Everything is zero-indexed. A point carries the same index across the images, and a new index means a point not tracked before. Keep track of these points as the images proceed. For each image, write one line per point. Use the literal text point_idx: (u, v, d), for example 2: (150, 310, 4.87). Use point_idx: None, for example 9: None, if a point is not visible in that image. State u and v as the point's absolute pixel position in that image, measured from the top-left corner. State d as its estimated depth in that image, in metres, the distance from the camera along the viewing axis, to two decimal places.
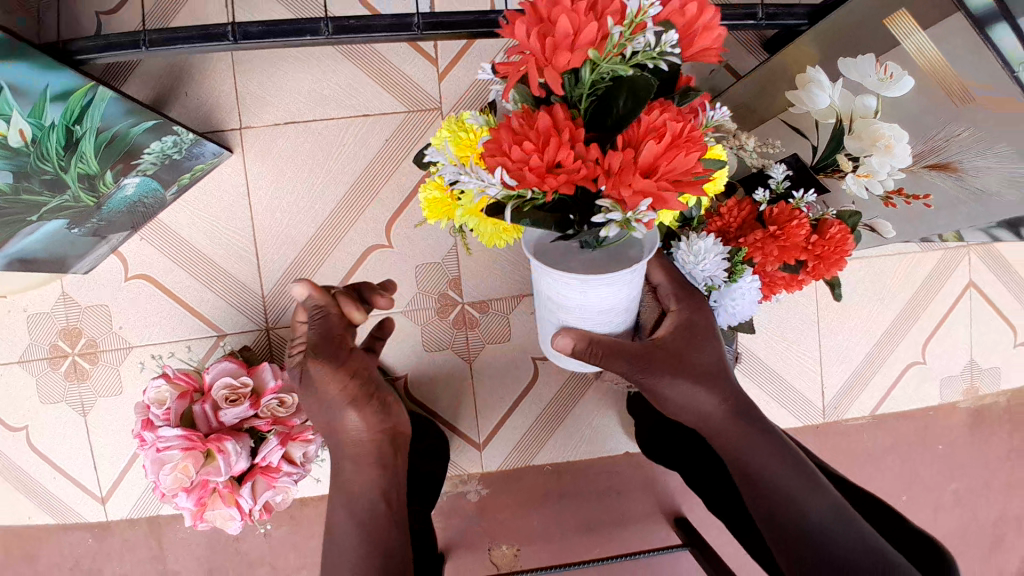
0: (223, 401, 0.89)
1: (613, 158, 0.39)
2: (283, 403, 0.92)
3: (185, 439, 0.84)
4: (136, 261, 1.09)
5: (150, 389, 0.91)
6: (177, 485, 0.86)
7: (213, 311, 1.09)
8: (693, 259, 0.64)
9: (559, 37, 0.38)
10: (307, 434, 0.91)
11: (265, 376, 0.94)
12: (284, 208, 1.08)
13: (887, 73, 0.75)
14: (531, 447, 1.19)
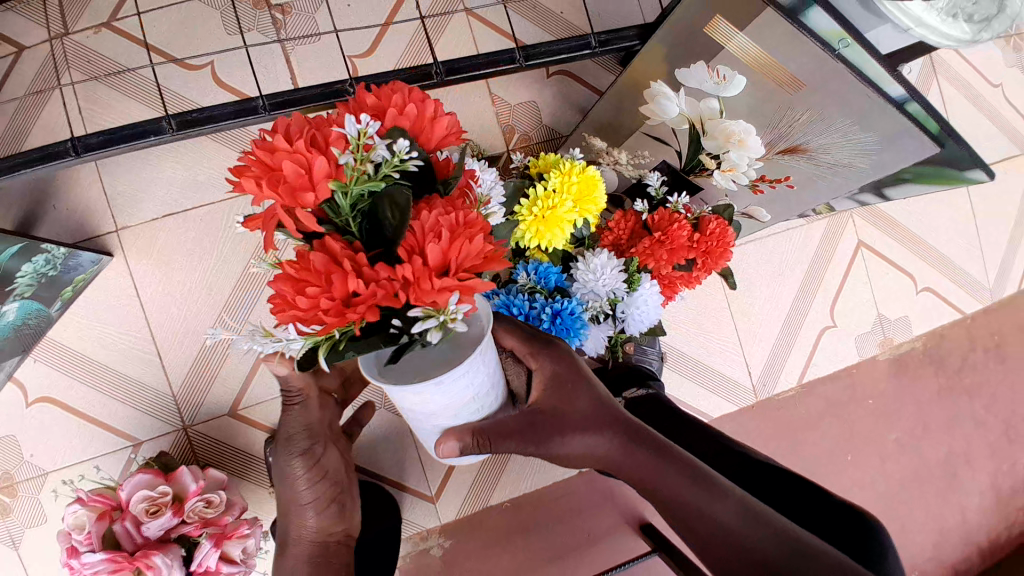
0: (143, 515, 0.83)
1: (403, 270, 0.39)
2: (212, 502, 0.87)
3: (110, 562, 0.79)
4: (34, 386, 1.04)
5: (67, 513, 0.85)
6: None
7: (124, 422, 1.04)
8: (594, 273, 0.85)
9: (291, 181, 0.38)
10: (243, 530, 0.86)
11: (186, 480, 0.88)
12: (181, 301, 1.06)
13: (720, 76, 0.78)
14: (484, 487, 1.18)
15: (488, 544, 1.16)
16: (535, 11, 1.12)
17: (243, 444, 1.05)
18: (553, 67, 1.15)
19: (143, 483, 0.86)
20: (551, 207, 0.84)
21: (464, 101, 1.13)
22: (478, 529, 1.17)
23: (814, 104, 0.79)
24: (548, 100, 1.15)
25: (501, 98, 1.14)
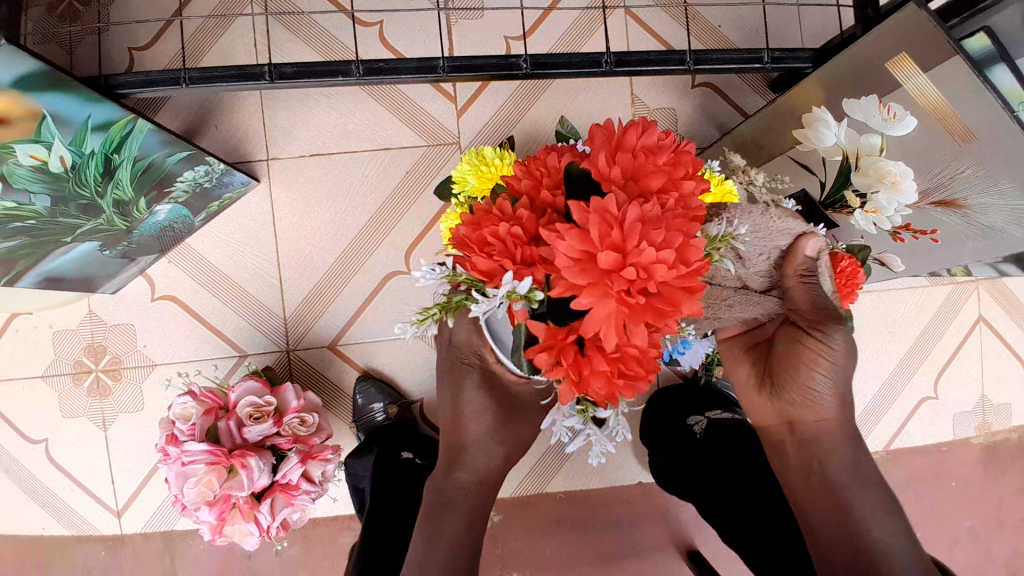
0: (247, 419, 0.91)
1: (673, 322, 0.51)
2: (304, 422, 0.95)
3: (210, 454, 0.85)
4: (163, 282, 1.13)
5: (175, 404, 0.92)
6: (200, 498, 0.86)
7: (238, 333, 1.14)
8: None
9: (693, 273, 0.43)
10: (326, 453, 0.94)
11: (288, 396, 0.96)
12: (307, 235, 1.14)
13: (890, 113, 0.79)
14: (545, 474, 1.19)
15: (534, 529, 1.19)
16: (693, 22, 1.13)
17: (336, 377, 1.15)
18: (698, 80, 1.16)
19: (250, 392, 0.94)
20: None
21: (604, 98, 1.15)
22: (527, 513, 1.19)
23: (982, 160, 0.76)
24: (688, 114, 1.16)
25: (639, 100, 1.16)
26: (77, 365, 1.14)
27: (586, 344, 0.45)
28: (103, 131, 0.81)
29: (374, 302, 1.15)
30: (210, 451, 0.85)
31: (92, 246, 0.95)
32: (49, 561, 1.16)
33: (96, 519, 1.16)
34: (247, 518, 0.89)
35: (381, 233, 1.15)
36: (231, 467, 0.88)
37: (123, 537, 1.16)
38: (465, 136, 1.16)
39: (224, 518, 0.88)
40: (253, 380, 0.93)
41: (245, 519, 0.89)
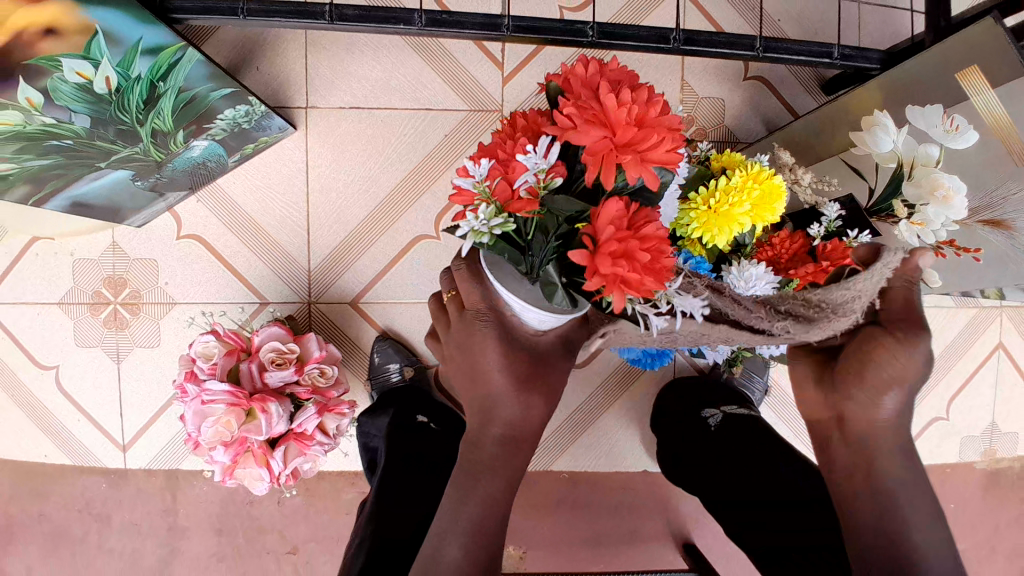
0: (270, 364, 0.90)
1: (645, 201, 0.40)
2: (324, 374, 0.95)
3: (231, 395, 0.84)
4: (189, 221, 1.12)
5: (198, 341, 0.91)
6: (216, 439, 0.86)
7: (261, 280, 1.13)
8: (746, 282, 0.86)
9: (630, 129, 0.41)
10: (343, 408, 0.93)
11: (311, 346, 0.96)
12: (340, 189, 1.13)
13: (953, 124, 0.77)
14: (550, 452, 1.20)
15: (533, 505, 1.20)
16: (752, 13, 1.11)
17: (354, 336, 1.15)
18: (751, 73, 1.14)
19: (274, 338, 0.94)
20: (728, 204, 0.84)
21: (655, 81, 1.14)
22: (529, 490, 1.20)
23: None
24: (738, 108, 1.15)
25: (689, 87, 1.14)
26: (95, 295, 1.13)
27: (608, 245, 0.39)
28: (152, 56, 0.79)
29: (399, 263, 1.15)
30: (231, 391, 0.85)
31: (125, 174, 0.93)
32: (48, 488, 1.16)
33: (100, 452, 1.16)
34: (257, 463, 0.88)
35: (415, 194, 1.14)
36: (250, 410, 0.87)
37: (126, 472, 1.16)
38: (508, 104, 1.14)
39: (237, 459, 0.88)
40: (277, 326, 0.93)
41: (256, 463, 0.88)
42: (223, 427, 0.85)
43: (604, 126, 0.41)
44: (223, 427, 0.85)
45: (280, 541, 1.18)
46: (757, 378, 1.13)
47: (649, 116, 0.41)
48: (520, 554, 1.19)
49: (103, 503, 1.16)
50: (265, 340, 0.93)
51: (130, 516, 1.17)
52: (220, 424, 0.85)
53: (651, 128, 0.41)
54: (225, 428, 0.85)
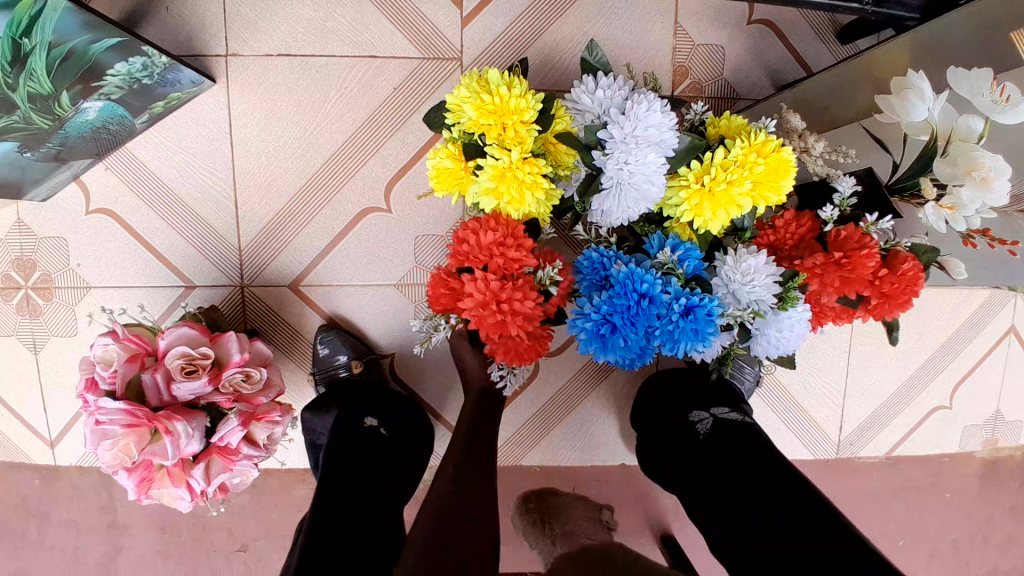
0: (178, 372, 0.77)
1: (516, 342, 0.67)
2: (249, 377, 0.81)
3: (128, 415, 0.72)
4: (99, 193, 0.97)
5: (96, 345, 0.78)
6: (118, 461, 0.74)
7: (186, 261, 0.99)
8: (744, 278, 0.75)
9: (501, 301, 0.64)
10: (273, 416, 0.81)
11: (230, 347, 0.82)
12: (272, 152, 0.97)
13: (1003, 94, 0.61)
14: (522, 445, 1.11)
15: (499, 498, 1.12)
16: None
17: (294, 323, 1.02)
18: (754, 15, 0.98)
19: (184, 339, 0.79)
20: (725, 181, 0.72)
21: (642, 24, 0.96)
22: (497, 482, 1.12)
23: None
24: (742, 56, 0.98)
25: (683, 29, 0.97)
26: (2, 279, 0.99)
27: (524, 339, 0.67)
28: (9, 10, 0.61)
29: (347, 240, 1.01)
30: (129, 410, 0.72)
31: (8, 148, 0.76)
32: None
33: (28, 447, 1.07)
34: (173, 483, 0.77)
35: (360, 158, 0.99)
36: (156, 428, 0.75)
37: (58, 468, 1.07)
38: (469, 50, 0.96)
39: (149, 479, 0.77)
40: (181, 327, 0.79)
41: (173, 482, 0.77)
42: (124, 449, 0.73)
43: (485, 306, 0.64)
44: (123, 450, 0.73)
45: (228, 539, 1.10)
46: (749, 369, 1.04)
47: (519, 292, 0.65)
48: None
49: (37, 498, 1.09)
50: (173, 343, 0.79)
51: (67, 513, 1.09)
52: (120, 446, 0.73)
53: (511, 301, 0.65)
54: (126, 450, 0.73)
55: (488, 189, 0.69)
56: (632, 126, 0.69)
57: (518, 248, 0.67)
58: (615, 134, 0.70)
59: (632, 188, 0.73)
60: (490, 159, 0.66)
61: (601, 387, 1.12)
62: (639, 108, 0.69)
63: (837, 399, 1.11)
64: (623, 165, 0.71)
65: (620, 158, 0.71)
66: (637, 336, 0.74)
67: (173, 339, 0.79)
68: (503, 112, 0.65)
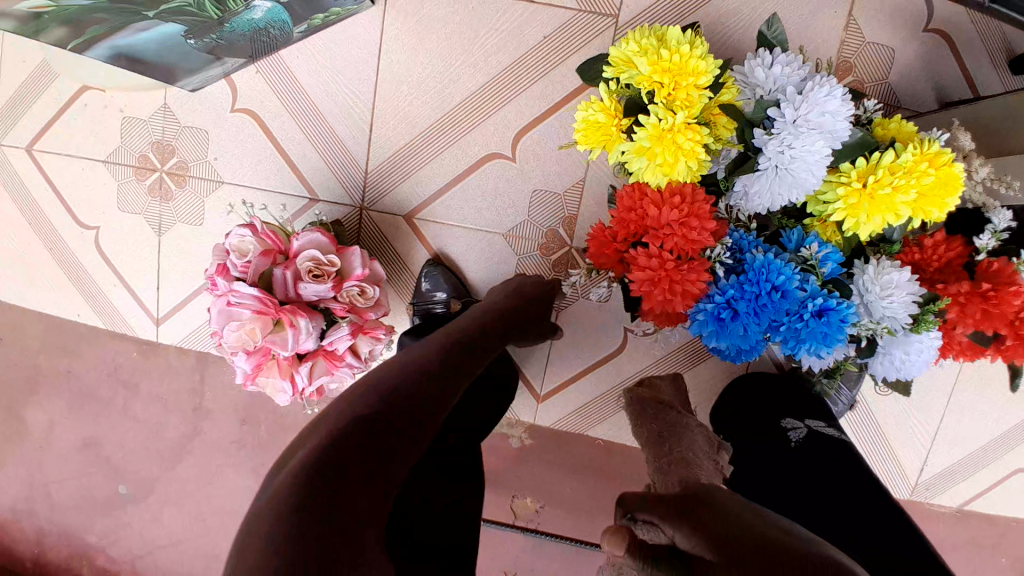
0: (307, 274, 0.81)
1: (674, 303, 0.72)
2: (365, 293, 0.85)
3: (260, 301, 0.76)
4: (245, 93, 1.01)
5: (233, 234, 0.83)
6: (237, 344, 0.78)
7: (313, 174, 1.02)
8: (882, 291, 0.71)
9: (666, 267, 0.70)
10: (379, 333, 0.85)
11: (353, 261, 0.86)
12: (413, 83, 0.99)
13: None
14: (593, 418, 1.11)
15: (557, 463, 1.13)
16: None
17: (402, 252, 1.05)
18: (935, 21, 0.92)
19: (314, 245, 0.84)
20: (888, 186, 0.68)
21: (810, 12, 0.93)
22: (561, 448, 1.12)
23: None
24: (912, 62, 0.93)
25: (855, 24, 0.93)
26: (141, 159, 1.05)
27: (676, 303, 0.72)
28: None
29: (466, 182, 1.02)
30: (262, 298, 0.76)
31: (176, 29, 0.80)
32: (80, 346, 1.15)
33: (135, 320, 1.12)
34: (281, 375, 0.81)
35: (494, 104, 0.99)
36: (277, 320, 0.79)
37: (158, 345, 1.14)
38: (627, 10, 0.95)
39: (260, 367, 0.81)
40: (316, 233, 0.84)
41: (280, 374, 0.82)
42: (248, 334, 0.77)
43: (655, 271, 0.71)
44: (248, 335, 0.77)
45: (300, 441, 1.16)
46: (848, 390, 1.01)
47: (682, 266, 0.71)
48: (536, 507, 1.13)
49: (131, 371, 1.15)
50: (304, 247, 0.84)
51: (158, 388, 1.15)
52: (245, 331, 0.77)
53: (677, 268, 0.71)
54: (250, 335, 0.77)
55: (644, 148, 0.67)
56: (807, 109, 0.67)
57: (697, 226, 0.70)
58: (788, 114, 0.68)
59: (789, 174, 0.71)
60: (654, 116, 0.65)
61: (685, 378, 1.10)
62: (820, 91, 0.66)
63: (924, 439, 1.06)
64: (786, 148, 0.69)
65: (786, 140, 0.68)
66: (757, 327, 0.72)
67: (304, 243, 0.84)
68: (680, 71, 0.64)
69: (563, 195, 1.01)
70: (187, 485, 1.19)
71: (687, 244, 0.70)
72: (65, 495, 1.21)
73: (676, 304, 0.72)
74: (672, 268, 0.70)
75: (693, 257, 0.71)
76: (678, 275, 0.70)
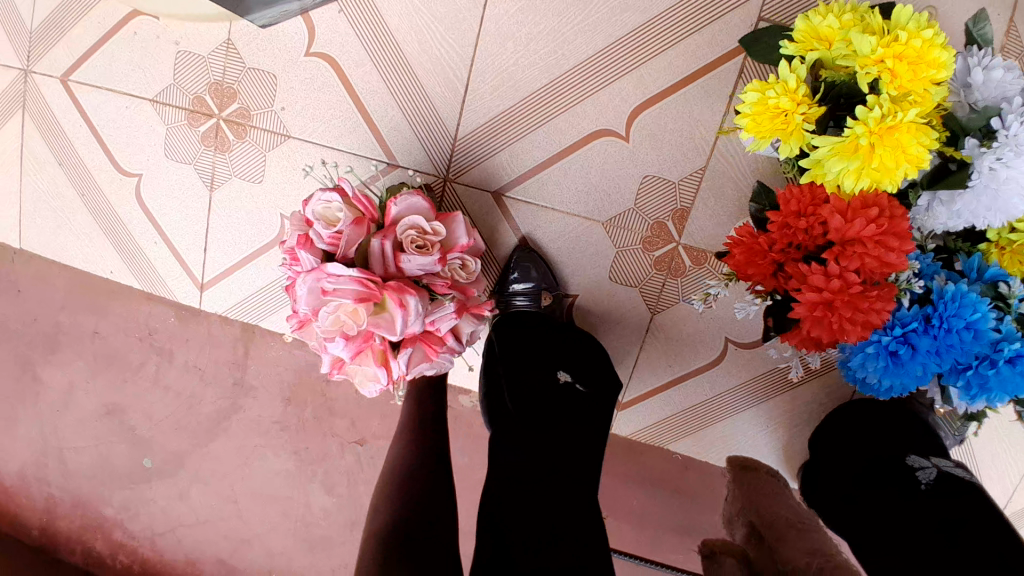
0: (410, 245, 0.69)
1: (847, 334, 0.60)
2: (466, 267, 0.75)
3: (363, 280, 0.62)
4: (324, 37, 0.88)
5: (317, 200, 0.70)
6: (335, 330, 0.63)
7: (394, 136, 0.89)
8: None
9: (848, 289, 0.59)
10: (484, 312, 0.75)
11: (456, 230, 0.76)
12: (520, 40, 0.86)
13: None
14: (675, 432, 1.00)
15: (630, 476, 1.02)
16: None
17: (489, 237, 0.93)
18: None
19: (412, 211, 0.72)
20: None
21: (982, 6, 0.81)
22: (634, 461, 1.02)
23: None
24: None
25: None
26: (196, 103, 0.91)
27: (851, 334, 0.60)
28: None
29: (567, 161, 0.89)
30: (365, 274, 0.62)
31: None
32: (111, 305, 1.03)
33: (175, 283, 1.00)
34: (378, 365, 0.66)
35: (611, 72, 0.86)
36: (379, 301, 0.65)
37: (199, 312, 1.02)
38: None
39: (352, 356, 0.65)
40: (413, 198, 0.72)
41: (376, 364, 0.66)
42: (346, 315, 0.62)
43: (832, 292, 0.59)
44: (347, 316, 0.62)
45: (348, 428, 1.05)
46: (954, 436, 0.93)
47: (869, 289, 0.59)
48: None
49: (165, 337, 1.04)
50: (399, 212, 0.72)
51: (194, 357, 1.04)
52: (344, 311, 0.61)
53: (860, 292, 0.59)
54: (347, 317, 0.62)
55: (856, 147, 0.55)
56: None
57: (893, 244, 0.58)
58: (1016, 126, 0.55)
59: (995, 196, 0.59)
60: (876, 110, 0.53)
61: (783, 400, 0.98)
62: None
63: (1023, 477, 0.97)
64: (1001, 166, 0.56)
65: (1004, 157, 0.56)
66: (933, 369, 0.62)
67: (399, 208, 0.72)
68: (917, 60, 0.52)
69: (676, 184, 0.88)
70: (220, 465, 1.07)
71: (877, 265, 0.58)
72: (83, 463, 1.10)
73: (852, 336, 0.60)
74: (855, 290, 0.58)
75: (878, 279, 0.60)
76: (860, 301, 0.58)
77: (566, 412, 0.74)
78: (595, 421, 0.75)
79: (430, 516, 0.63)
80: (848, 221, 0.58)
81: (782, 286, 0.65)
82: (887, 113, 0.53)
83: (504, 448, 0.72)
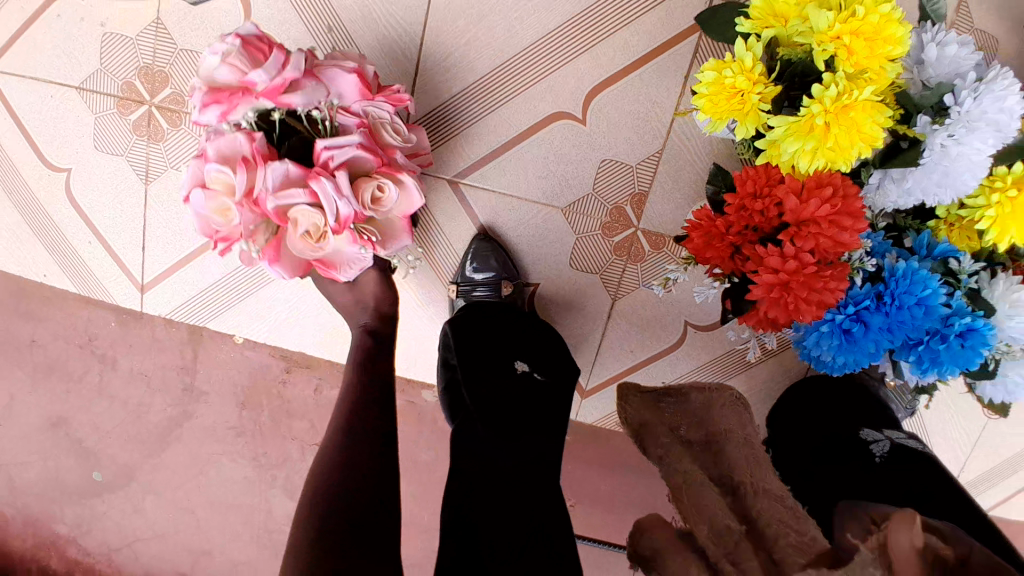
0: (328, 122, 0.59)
1: (802, 316, 0.60)
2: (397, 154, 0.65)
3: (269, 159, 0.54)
4: (263, 18, 0.84)
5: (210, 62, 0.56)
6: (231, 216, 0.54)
7: None
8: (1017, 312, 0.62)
9: (804, 271, 0.58)
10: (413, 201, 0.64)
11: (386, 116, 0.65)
12: (472, 19, 0.84)
13: None
14: None
15: (597, 464, 1.02)
16: None
17: (447, 227, 0.90)
18: None
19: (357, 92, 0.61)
20: None
21: None
22: (600, 449, 1.02)
23: None
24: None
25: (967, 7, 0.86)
26: (126, 89, 0.85)
27: (807, 315, 0.60)
28: None
29: (526, 144, 0.87)
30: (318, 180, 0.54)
31: None
32: (44, 312, 0.97)
33: (113, 285, 0.95)
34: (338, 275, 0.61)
35: (566, 53, 0.84)
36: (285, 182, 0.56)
37: (142, 314, 0.96)
38: None
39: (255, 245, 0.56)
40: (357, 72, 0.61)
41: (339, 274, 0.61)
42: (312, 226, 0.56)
43: (788, 274, 0.59)
44: (311, 229, 0.56)
45: (307, 431, 1.01)
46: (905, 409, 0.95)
47: (824, 271, 0.59)
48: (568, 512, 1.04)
49: (107, 343, 0.98)
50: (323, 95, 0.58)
51: (140, 363, 0.99)
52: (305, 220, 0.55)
53: (815, 274, 0.59)
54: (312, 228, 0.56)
55: (811, 127, 0.55)
56: (989, 101, 0.55)
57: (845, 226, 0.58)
58: (968, 103, 0.56)
59: (947, 173, 0.60)
60: (832, 87, 0.52)
61: (745, 382, 0.99)
62: (1002, 84, 0.55)
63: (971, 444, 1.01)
64: (953, 143, 0.57)
65: (956, 134, 0.57)
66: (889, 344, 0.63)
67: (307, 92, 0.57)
68: (875, 36, 0.52)
69: (634, 167, 0.88)
70: (174, 474, 1.03)
71: (831, 246, 0.58)
72: (26, 479, 1.04)
73: (808, 317, 0.60)
74: (811, 270, 0.58)
75: (832, 260, 0.60)
76: (816, 283, 0.58)
77: (536, 415, 0.71)
78: (558, 413, 0.73)
79: (380, 496, 0.59)
80: (804, 202, 0.58)
81: (739, 269, 0.64)
82: (843, 90, 0.52)
83: (471, 447, 0.69)
